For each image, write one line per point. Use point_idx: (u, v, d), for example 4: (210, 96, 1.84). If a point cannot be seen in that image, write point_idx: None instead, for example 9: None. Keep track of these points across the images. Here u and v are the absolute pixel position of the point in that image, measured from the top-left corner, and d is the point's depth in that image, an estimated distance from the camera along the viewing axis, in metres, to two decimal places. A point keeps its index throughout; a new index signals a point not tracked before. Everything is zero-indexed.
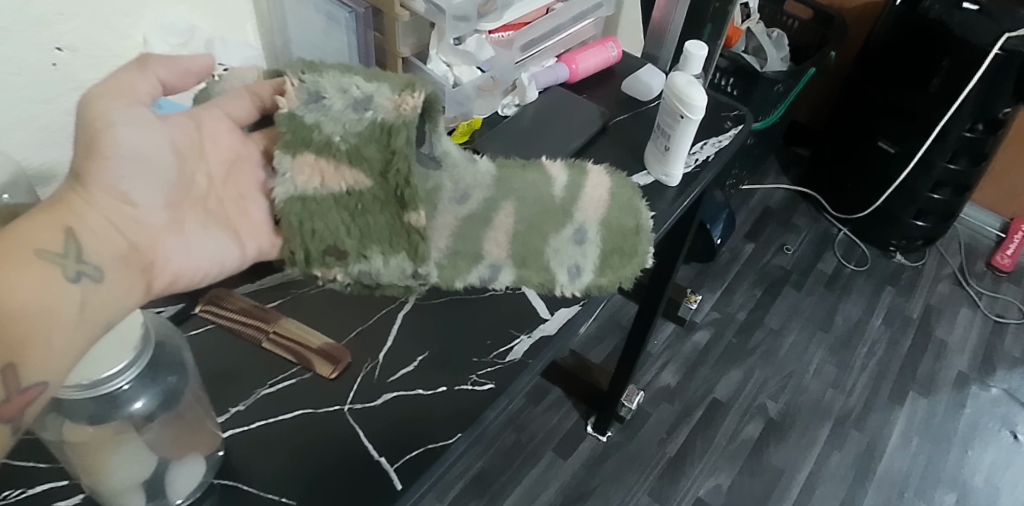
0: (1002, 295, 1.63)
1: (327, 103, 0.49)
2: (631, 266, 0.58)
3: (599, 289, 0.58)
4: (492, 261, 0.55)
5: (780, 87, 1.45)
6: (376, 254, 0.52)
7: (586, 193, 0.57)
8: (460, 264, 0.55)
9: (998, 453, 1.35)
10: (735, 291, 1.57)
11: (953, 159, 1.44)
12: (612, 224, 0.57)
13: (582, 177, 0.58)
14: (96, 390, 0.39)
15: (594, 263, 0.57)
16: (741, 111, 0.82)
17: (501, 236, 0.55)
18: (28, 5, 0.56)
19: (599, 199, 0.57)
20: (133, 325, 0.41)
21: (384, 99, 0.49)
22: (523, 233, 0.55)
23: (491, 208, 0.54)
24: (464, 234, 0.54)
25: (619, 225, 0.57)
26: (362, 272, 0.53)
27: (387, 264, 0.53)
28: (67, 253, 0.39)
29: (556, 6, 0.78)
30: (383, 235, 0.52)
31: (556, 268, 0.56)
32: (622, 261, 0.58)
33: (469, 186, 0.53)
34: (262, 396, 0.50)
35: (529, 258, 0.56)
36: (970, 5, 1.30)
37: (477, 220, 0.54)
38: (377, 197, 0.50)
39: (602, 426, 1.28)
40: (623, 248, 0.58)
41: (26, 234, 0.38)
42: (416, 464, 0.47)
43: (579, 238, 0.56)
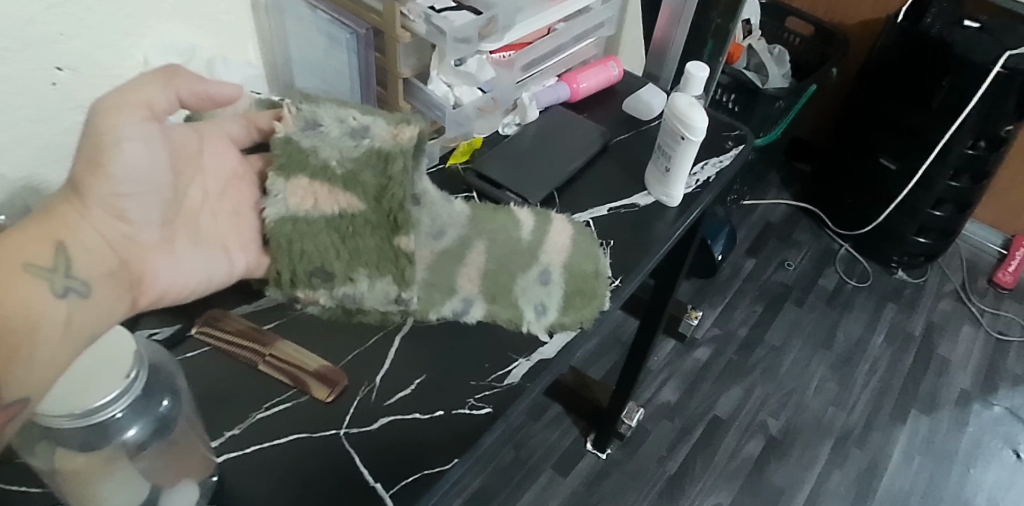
0: (1004, 312, 1.62)
1: (324, 130, 0.52)
2: (590, 307, 0.58)
3: (562, 329, 0.57)
4: (466, 295, 0.57)
5: (781, 103, 1.45)
6: (362, 277, 0.55)
7: (550, 239, 0.61)
8: (435, 297, 0.57)
9: (1001, 472, 1.34)
10: (737, 307, 1.57)
11: (954, 177, 1.44)
12: (574, 267, 0.60)
13: (546, 225, 0.62)
14: (88, 419, 0.37)
15: (558, 303, 0.58)
16: (741, 131, 0.82)
17: (473, 272, 0.58)
18: (29, 26, 0.56)
19: (561, 245, 0.61)
20: (127, 349, 0.40)
21: (378, 130, 0.52)
22: (495, 271, 0.58)
23: (466, 246, 0.58)
24: (437, 268, 0.57)
25: (580, 268, 0.60)
26: (346, 294, 0.55)
27: (373, 287, 0.55)
28: (56, 267, 0.40)
29: (558, 26, 0.79)
30: (372, 258, 0.54)
31: (522, 305, 0.57)
32: (584, 303, 0.58)
33: (445, 224, 0.58)
34: (258, 420, 0.49)
35: (499, 293, 0.57)
36: (972, 24, 1.31)
37: (448, 257, 0.57)
38: (368, 220, 0.53)
39: (602, 443, 1.28)
40: (584, 290, 0.59)
41: (17, 246, 0.39)
42: (412, 490, 0.46)
43: (544, 278, 0.58)
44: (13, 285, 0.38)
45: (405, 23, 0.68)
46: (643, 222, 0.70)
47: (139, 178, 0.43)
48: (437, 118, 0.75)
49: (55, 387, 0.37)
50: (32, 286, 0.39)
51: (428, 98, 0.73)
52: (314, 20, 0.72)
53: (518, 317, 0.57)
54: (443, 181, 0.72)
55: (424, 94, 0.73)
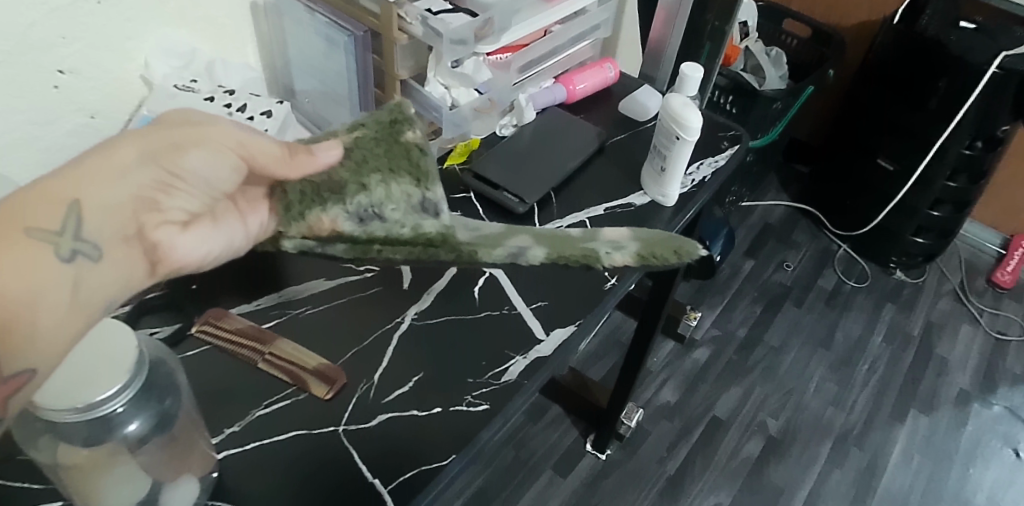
0: (1004, 312, 1.63)
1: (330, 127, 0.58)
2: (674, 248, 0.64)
3: (654, 257, 0.63)
4: (518, 245, 0.62)
5: (778, 105, 1.46)
6: (376, 181, 0.55)
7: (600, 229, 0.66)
8: (486, 246, 0.61)
9: (1000, 471, 1.34)
10: (736, 307, 1.57)
11: (952, 177, 1.45)
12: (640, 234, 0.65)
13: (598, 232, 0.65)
14: (89, 413, 0.37)
15: (635, 248, 0.63)
16: (737, 131, 0.83)
17: (522, 240, 0.62)
18: (31, 30, 0.56)
19: (616, 227, 0.66)
20: (126, 343, 0.39)
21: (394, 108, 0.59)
22: (553, 240, 0.63)
23: (509, 231, 0.64)
24: (486, 238, 0.62)
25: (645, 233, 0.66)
26: (361, 203, 0.55)
27: (391, 192, 0.56)
28: (63, 229, 0.35)
29: (553, 28, 0.80)
30: (382, 162, 0.55)
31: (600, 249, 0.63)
32: (659, 243, 0.64)
33: (476, 224, 0.64)
34: (257, 417, 0.50)
35: (559, 247, 0.62)
36: (967, 25, 1.32)
37: (490, 233, 0.64)
38: (374, 136, 0.55)
39: (602, 443, 1.28)
40: (658, 241, 0.65)
41: (24, 209, 0.35)
42: (411, 486, 0.47)
43: (613, 241, 0.64)
44: (12, 247, 0.34)
45: (402, 25, 0.69)
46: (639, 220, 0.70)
47: (190, 173, 0.42)
48: (434, 119, 0.76)
49: (55, 383, 0.37)
50: (36, 250, 0.34)
51: (426, 98, 0.74)
52: (312, 23, 0.73)
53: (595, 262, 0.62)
54: (441, 181, 0.72)
55: (422, 94, 0.75)
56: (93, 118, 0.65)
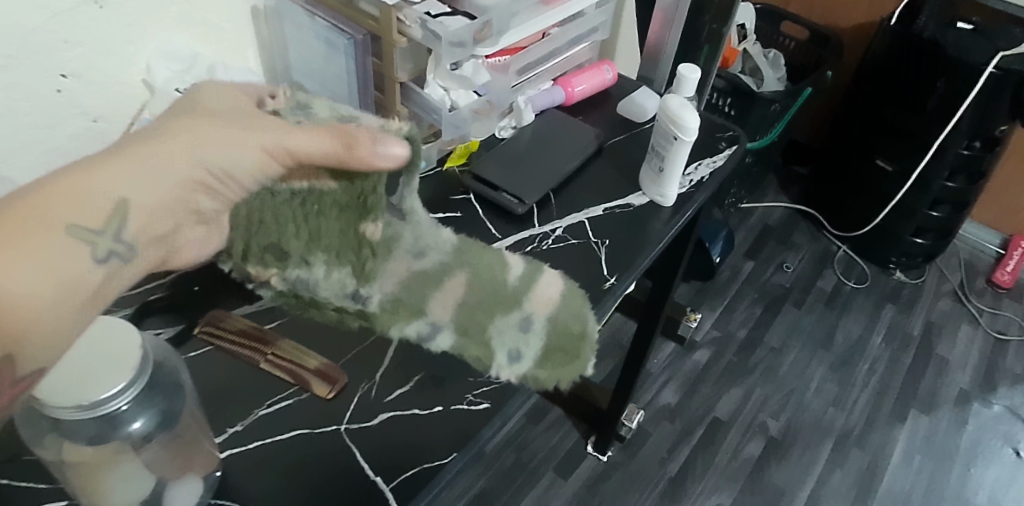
0: (1003, 311, 1.63)
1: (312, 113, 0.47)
2: (571, 368, 0.52)
3: (536, 381, 0.51)
4: (433, 320, 0.49)
5: (777, 107, 1.46)
6: (320, 261, 0.48)
7: (540, 287, 0.51)
8: (398, 313, 0.49)
9: (1002, 471, 1.34)
10: (736, 309, 1.58)
11: (951, 177, 1.45)
12: (561, 322, 0.51)
13: (538, 272, 0.53)
14: (93, 412, 0.38)
15: (534, 353, 0.51)
16: (735, 132, 0.83)
17: (448, 298, 0.49)
18: (34, 33, 0.57)
19: (550, 296, 0.52)
20: (128, 343, 0.40)
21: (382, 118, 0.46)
22: (471, 306, 0.49)
23: (445, 272, 0.49)
24: (411, 286, 0.49)
25: (568, 326, 0.51)
26: (299, 278, 0.48)
27: (329, 275, 0.48)
28: (104, 230, 0.37)
29: (552, 31, 0.80)
30: (333, 243, 0.47)
31: (496, 348, 0.50)
32: (566, 361, 0.51)
33: (428, 245, 0.49)
34: (260, 417, 0.50)
35: (471, 329, 0.49)
36: (964, 25, 1.34)
37: (422, 279, 0.49)
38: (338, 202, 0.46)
39: (603, 445, 1.28)
40: (566, 348, 0.51)
41: (69, 205, 0.36)
42: (412, 484, 0.47)
43: (523, 326, 0.50)
44: (54, 243, 0.35)
45: (402, 28, 0.69)
46: (638, 221, 0.71)
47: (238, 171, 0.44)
48: (435, 122, 0.76)
49: (56, 380, 0.37)
50: (75, 248, 0.36)
51: (426, 102, 0.74)
52: (311, 27, 0.74)
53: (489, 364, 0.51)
54: (442, 182, 0.73)
55: (422, 97, 0.74)
56: (96, 121, 0.66)
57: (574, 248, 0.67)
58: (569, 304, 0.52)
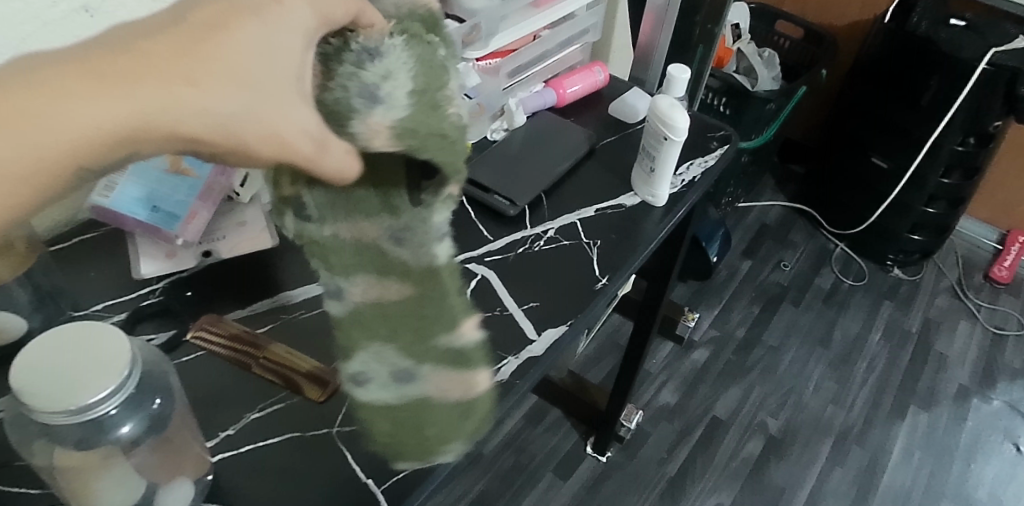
0: (1001, 307, 1.63)
1: (360, 74, 0.35)
2: (411, 446, 0.46)
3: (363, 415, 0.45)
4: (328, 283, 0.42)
5: (772, 105, 1.47)
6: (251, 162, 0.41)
7: (465, 372, 0.46)
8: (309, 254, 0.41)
9: (1002, 466, 1.34)
10: (734, 308, 1.58)
11: (946, 174, 1.46)
12: (432, 410, 0.45)
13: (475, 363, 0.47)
14: (80, 417, 0.35)
15: (387, 401, 0.45)
16: (726, 132, 0.84)
17: (359, 288, 0.42)
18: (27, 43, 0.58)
19: (459, 390, 0.46)
20: (117, 346, 0.37)
21: (380, 118, 0.36)
22: (373, 313, 0.43)
23: (382, 270, 0.43)
24: (338, 245, 0.41)
25: (439, 416, 0.46)
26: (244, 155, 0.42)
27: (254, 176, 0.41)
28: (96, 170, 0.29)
29: (543, 33, 0.81)
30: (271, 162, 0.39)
31: (357, 360, 0.44)
32: (407, 436, 0.46)
33: (400, 235, 0.43)
34: (252, 420, 0.51)
35: (357, 324, 0.43)
36: (957, 22, 1.35)
37: (369, 256, 0.42)
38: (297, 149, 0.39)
39: (602, 446, 1.28)
40: (409, 424, 0.45)
41: (76, 143, 0.27)
42: (404, 486, 0.48)
43: (400, 377, 0.44)
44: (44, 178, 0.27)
45: None
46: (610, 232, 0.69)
47: None
48: None
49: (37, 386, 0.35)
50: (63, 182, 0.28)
51: None
52: None
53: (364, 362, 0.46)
54: None
55: None
56: None
57: (565, 249, 0.67)
58: (468, 415, 0.47)
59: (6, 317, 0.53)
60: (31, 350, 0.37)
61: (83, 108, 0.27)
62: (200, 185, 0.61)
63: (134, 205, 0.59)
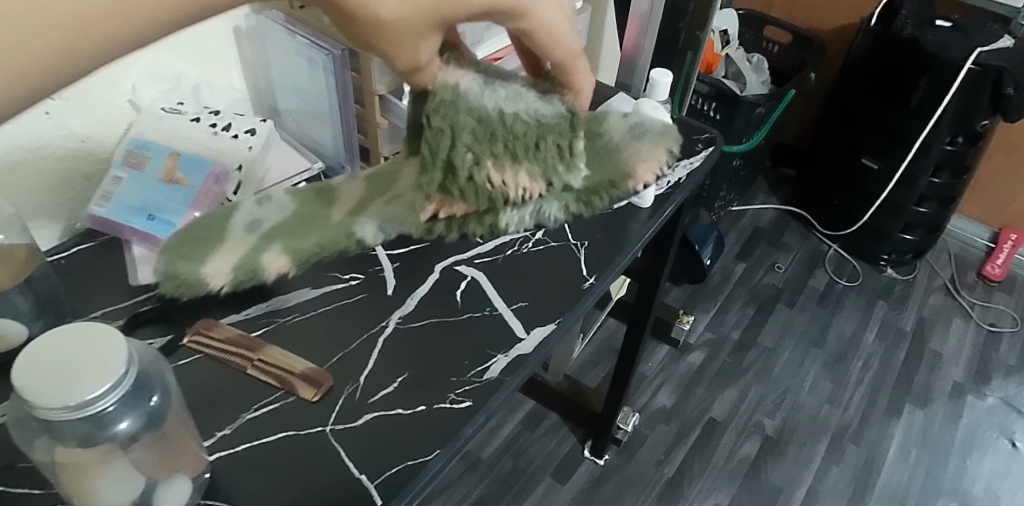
0: (995, 305, 1.64)
1: (496, 92, 0.53)
2: (186, 253, 0.60)
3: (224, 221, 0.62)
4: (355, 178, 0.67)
5: (761, 109, 1.49)
6: None
7: (216, 260, 0.60)
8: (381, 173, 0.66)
9: (997, 462, 1.35)
10: (728, 310, 1.59)
11: (935, 173, 1.48)
12: (210, 237, 0.61)
13: (252, 264, 0.60)
14: (79, 412, 0.37)
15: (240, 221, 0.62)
16: (711, 134, 0.86)
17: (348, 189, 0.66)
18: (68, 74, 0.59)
19: (220, 270, 0.60)
20: (115, 343, 0.39)
21: (462, 78, 0.51)
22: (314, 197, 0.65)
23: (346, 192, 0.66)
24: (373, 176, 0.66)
25: (198, 258, 0.60)
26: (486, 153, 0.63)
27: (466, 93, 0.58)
28: None
29: None
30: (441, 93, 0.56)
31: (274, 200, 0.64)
32: (192, 246, 0.60)
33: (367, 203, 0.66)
34: (248, 420, 0.52)
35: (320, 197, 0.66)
36: (943, 24, 1.37)
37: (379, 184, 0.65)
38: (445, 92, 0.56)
39: (599, 449, 1.29)
40: (204, 237, 0.60)
41: None
42: (395, 481, 0.48)
43: (250, 224, 0.62)
44: None
45: None
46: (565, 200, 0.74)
47: None
48: None
49: (38, 384, 0.36)
50: None
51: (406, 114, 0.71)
52: (292, 44, 0.70)
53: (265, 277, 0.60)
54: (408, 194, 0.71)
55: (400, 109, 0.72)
56: (83, 141, 0.64)
57: (553, 250, 0.68)
58: (190, 275, 0.59)
59: (8, 324, 0.54)
60: (31, 350, 0.38)
61: None
62: (195, 192, 0.63)
63: (130, 212, 0.61)
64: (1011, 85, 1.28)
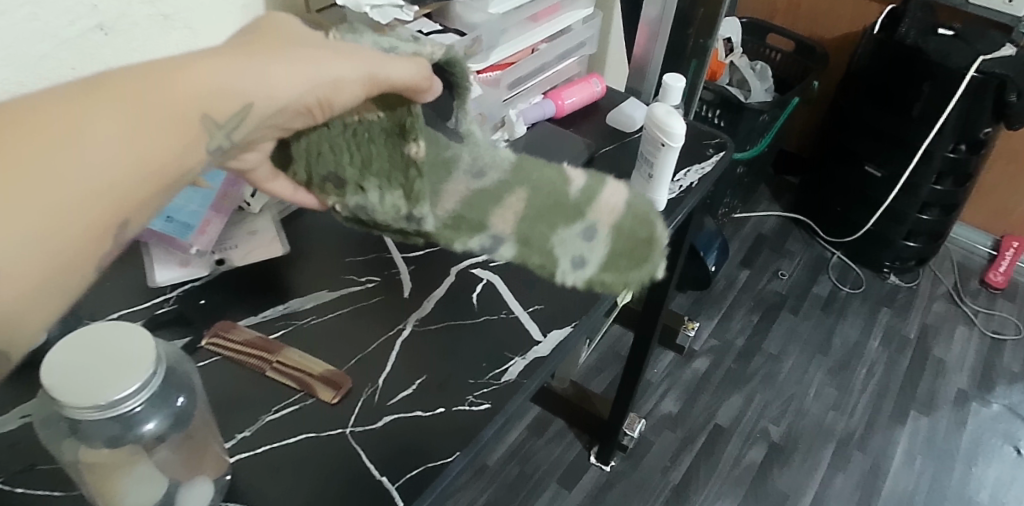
0: (998, 312, 1.65)
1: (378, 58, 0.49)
2: (637, 270, 0.58)
3: (600, 284, 0.58)
4: (495, 232, 0.58)
5: (765, 116, 1.49)
6: (373, 186, 0.53)
7: (603, 196, 0.58)
8: (462, 228, 0.58)
9: (1002, 469, 1.35)
10: (733, 317, 1.59)
11: (939, 180, 1.48)
12: (624, 231, 0.58)
13: (600, 184, 0.59)
14: (108, 412, 0.37)
15: (596, 259, 0.58)
16: (721, 139, 0.86)
17: (508, 214, 0.58)
18: (43, 60, 0.57)
19: (615, 203, 0.58)
20: (144, 345, 0.39)
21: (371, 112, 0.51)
22: (531, 218, 0.58)
23: (503, 189, 0.58)
24: (472, 202, 0.58)
25: (632, 235, 0.58)
26: (357, 205, 0.53)
27: (383, 200, 0.53)
28: (217, 125, 0.38)
29: (540, 47, 0.83)
30: (383, 169, 0.53)
31: (557, 256, 0.58)
32: (625, 261, 0.58)
33: (485, 164, 0.58)
34: (267, 422, 0.52)
35: (533, 239, 0.58)
36: (945, 31, 1.38)
37: (485, 198, 0.58)
38: (384, 130, 0.51)
39: (605, 455, 1.29)
40: (632, 251, 0.58)
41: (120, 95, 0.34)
42: (416, 483, 0.48)
43: (586, 236, 0.58)
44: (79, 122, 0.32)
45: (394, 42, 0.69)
46: None
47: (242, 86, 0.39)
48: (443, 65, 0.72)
49: (73, 384, 0.36)
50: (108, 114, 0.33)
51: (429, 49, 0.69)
52: None
53: (606, 200, 0.58)
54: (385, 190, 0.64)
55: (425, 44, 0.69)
56: None
57: None
58: (630, 214, 0.58)
59: None
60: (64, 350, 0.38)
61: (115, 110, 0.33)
62: (213, 195, 0.62)
63: None
64: (1013, 93, 1.29)
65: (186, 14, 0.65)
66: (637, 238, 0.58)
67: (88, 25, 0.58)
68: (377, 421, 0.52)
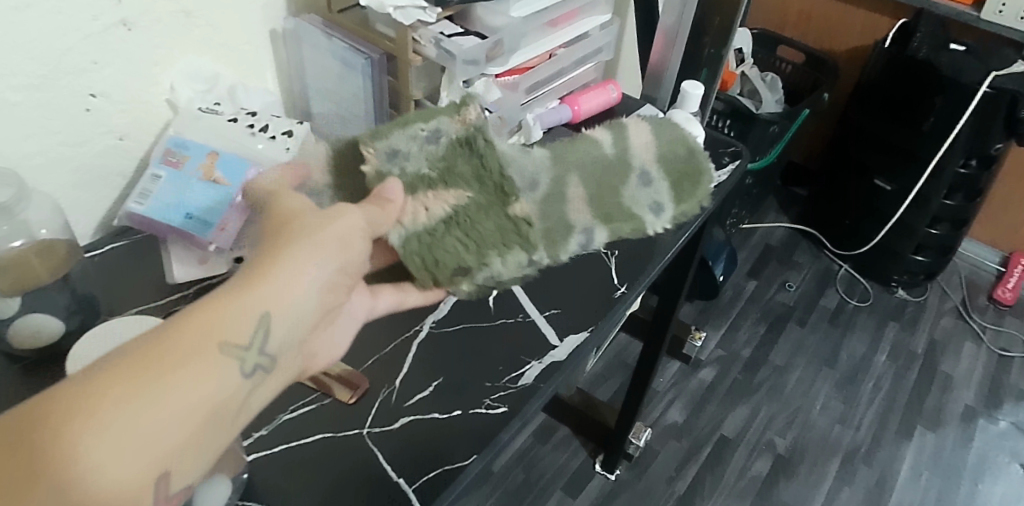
0: (1006, 329, 1.64)
1: (403, 153, 0.55)
2: (695, 188, 0.68)
3: (679, 215, 0.68)
4: (582, 226, 0.63)
5: (776, 127, 1.49)
6: (494, 258, 0.58)
7: (631, 140, 0.66)
8: (557, 238, 0.61)
9: (1009, 487, 1.34)
10: (740, 327, 1.59)
11: (949, 195, 1.48)
12: (666, 157, 0.67)
13: (622, 132, 0.67)
14: None
15: (668, 196, 0.67)
16: (736, 148, 0.86)
17: (578, 202, 0.63)
18: (66, 54, 0.57)
19: (645, 142, 0.66)
20: None
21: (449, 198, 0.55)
22: (597, 191, 0.64)
23: (561, 183, 0.62)
24: (550, 208, 0.61)
25: (671, 156, 0.67)
26: (486, 277, 0.59)
27: (506, 263, 0.59)
28: (250, 343, 0.33)
29: (558, 51, 0.83)
30: (496, 240, 0.58)
31: (639, 213, 0.66)
32: (686, 187, 0.68)
33: (536, 173, 0.60)
34: (283, 421, 0.51)
35: (612, 212, 0.65)
36: (957, 47, 1.37)
37: (554, 195, 0.61)
38: (483, 205, 0.57)
39: (610, 464, 1.28)
40: (685, 174, 0.67)
41: (175, 343, 0.31)
42: (434, 485, 0.48)
43: (646, 180, 0.66)
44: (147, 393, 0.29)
45: (417, 48, 0.70)
46: None
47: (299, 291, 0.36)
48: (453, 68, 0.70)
49: None
50: (179, 382, 0.30)
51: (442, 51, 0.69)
52: (329, 47, 0.72)
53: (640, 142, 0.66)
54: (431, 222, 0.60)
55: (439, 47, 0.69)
56: (121, 140, 0.64)
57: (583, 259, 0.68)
58: (664, 140, 0.67)
59: (44, 319, 0.54)
60: None
61: (179, 372, 0.30)
62: (232, 193, 0.62)
63: (168, 211, 0.61)
64: None
65: (207, 12, 0.66)
66: (681, 160, 0.67)
67: (110, 20, 0.58)
68: (392, 422, 0.52)
